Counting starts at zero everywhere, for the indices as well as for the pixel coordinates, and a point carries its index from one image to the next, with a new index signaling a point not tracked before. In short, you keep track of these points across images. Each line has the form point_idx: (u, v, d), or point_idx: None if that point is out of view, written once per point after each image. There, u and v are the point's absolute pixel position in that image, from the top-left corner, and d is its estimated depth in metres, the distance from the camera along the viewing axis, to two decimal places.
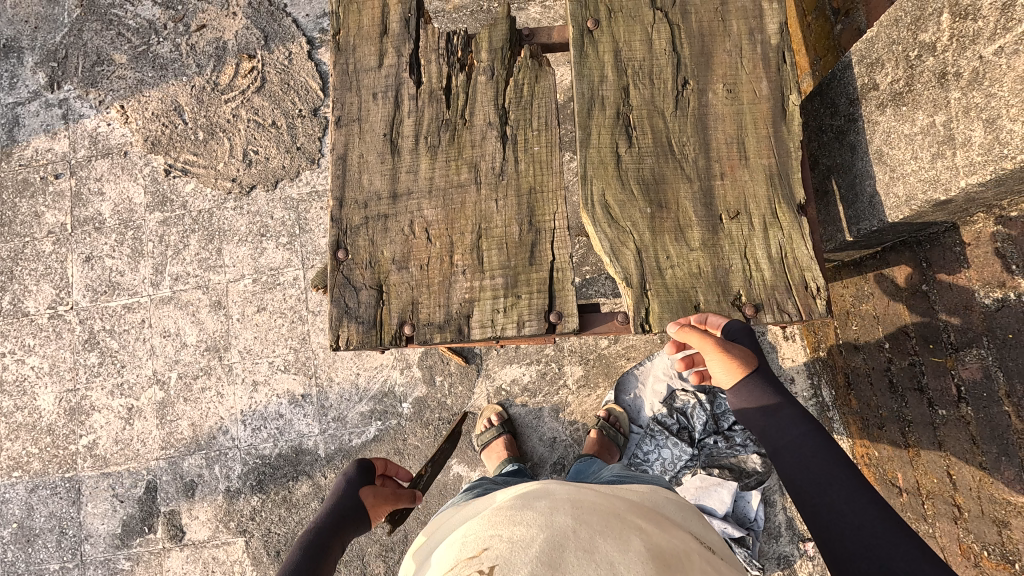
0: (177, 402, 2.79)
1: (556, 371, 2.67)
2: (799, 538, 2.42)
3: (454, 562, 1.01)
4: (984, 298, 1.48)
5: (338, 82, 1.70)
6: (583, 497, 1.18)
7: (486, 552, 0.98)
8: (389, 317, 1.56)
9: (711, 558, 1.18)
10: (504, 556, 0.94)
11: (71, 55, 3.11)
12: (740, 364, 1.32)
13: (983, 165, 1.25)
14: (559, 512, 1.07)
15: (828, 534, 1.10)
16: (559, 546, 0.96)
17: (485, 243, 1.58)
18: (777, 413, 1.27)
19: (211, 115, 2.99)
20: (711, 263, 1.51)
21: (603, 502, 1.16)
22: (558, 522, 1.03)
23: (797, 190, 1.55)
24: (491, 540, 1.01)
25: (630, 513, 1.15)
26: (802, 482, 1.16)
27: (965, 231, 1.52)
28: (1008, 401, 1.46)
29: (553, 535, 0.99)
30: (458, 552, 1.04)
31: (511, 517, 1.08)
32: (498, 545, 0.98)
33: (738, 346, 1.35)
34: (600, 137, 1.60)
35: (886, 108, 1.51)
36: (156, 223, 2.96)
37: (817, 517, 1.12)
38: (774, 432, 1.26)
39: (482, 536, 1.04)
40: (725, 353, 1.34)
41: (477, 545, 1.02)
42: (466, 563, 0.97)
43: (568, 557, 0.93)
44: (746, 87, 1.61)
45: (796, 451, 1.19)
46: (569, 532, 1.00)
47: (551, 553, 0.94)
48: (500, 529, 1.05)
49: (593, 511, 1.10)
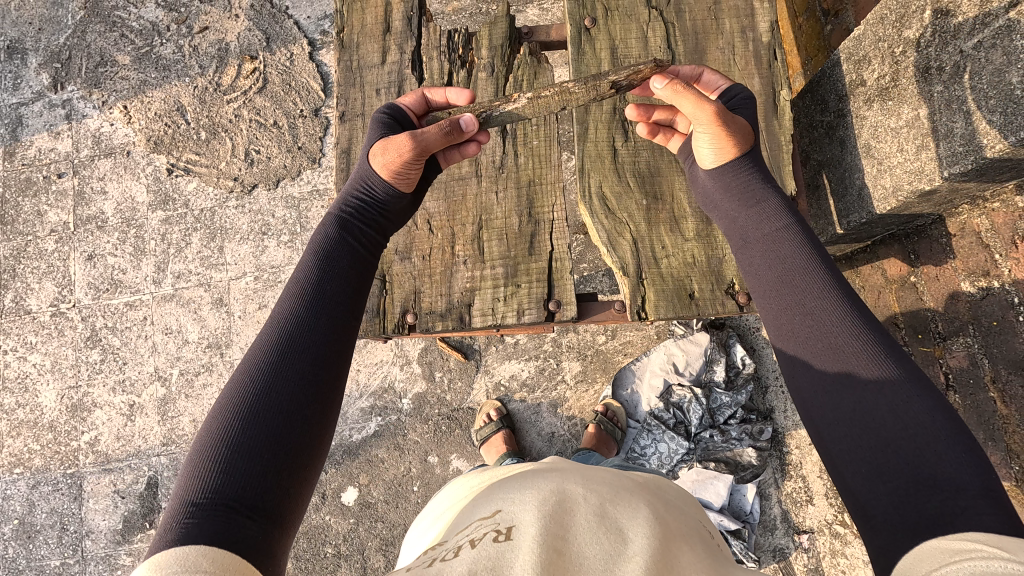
0: (179, 399, 2.82)
1: (554, 366, 2.71)
2: (794, 530, 2.46)
3: (469, 521, 1.08)
4: (970, 288, 1.53)
5: (342, 79, 1.74)
6: (591, 471, 1.25)
7: (501, 513, 1.04)
8: (392, 306, 1.59)
9: (709, 535, 1.25)
10: (518, 516, 1.00)
11: (74, 56, 3.15)
12: (733, 139, 1.39)
13: (965, 155, 1.30)
14: (569, 480, 1.14)
15: (855, 447, 1.03)
16: (570, 509, 1.03)
17: (486, 234, 1.62)
18: (829, 308, 1.17)
19: (213, 116, 3.03)
20: (705, 252, 1.55)
21: (609, 478, 1.23)
22: (569, 488, 1.10)
23: (789, 182, 1.60)
24: (505, 502, 1.08)
25: (636, 488, 1.22)
26: (839, 392, 1.08)
27: (950, 222, 1.57)
28: (993, 386, 1.51)
29: (564, 499, 1.06)
30: (473, 513, 1.11)
31: (524, 483, 1.15)
32: (511, 506, 1.05)
33: (734, 122, 1.40)
34: (597, 132, 1.64)
35: (873, 103, 1.56)
36: (158, 222, 2.99)
37: (848, 425, 1.05)
38: (819, 330, 1.16)
39: (496, 500, 1.11)
40: (722, 125, 1.38)
41: (492, 507, 1.08)
42: (481, 522, 1.04)
43: (578, 519, 1.00)
44: (739, 83, 1.66)
45: (835, 358, 1.11)
46: (578, 497, 1.07)
47: (563, 516, 1.01)
48: (511, 493, 1.11)
49: (601, 482, 1.17)
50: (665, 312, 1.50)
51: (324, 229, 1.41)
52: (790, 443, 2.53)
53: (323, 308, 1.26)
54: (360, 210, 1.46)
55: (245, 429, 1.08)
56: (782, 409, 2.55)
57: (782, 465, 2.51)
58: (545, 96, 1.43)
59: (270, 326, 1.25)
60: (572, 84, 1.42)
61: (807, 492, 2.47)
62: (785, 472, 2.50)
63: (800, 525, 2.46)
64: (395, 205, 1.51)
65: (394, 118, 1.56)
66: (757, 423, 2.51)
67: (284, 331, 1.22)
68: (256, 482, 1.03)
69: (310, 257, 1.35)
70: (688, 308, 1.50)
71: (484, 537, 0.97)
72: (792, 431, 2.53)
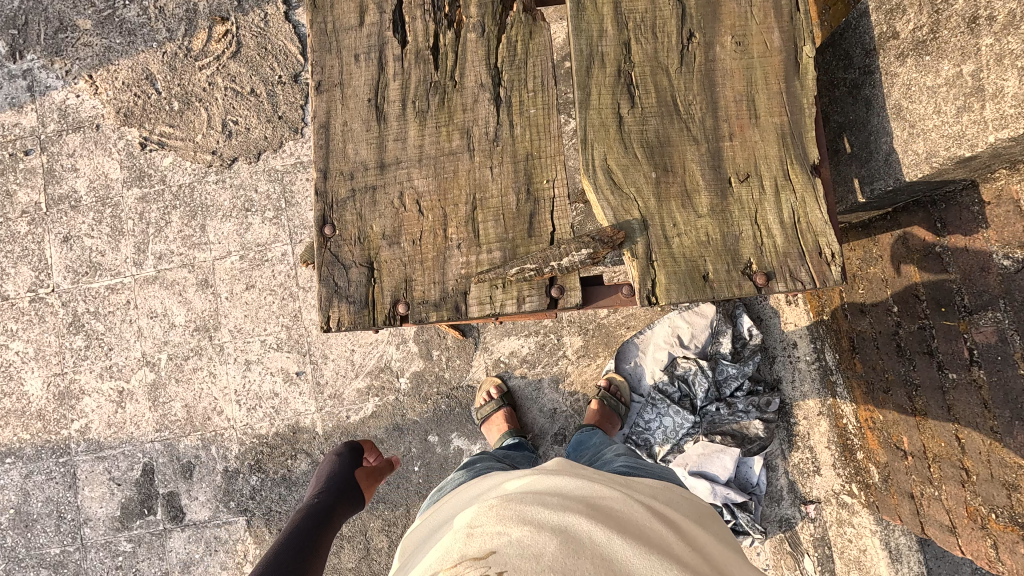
0: (169, 384, 2.73)
1: (555, 342, 2.61)
2: (800, 500, 2.42)
3: (457, 556, 0.99)
4: (1003, 260, 1.45)
5: (316, 43, 1.57)
6: (594, 500, 1.19)
7: (493, 553, 0.96)
8: (381, 295, 1.48)
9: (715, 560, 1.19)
10: (513, 563, 0.92)
11: (31, 21, 2.90)
12: None
13: (1015, 117, 1.23)
14: (573, 518, 1.06)
15: None
16: (572, 556, 0.95)
17: (481, 214, 1.49)
18: None
19: (185, 84, 2.82)
20: (720, 229, 1.44)
21: (614, 509, 1.16)
22: (572, 531, 1.02)
23: (811, 149, 1.47)
24: (498, 539, 1.00)
25: (643, 519, 1.16)
26: None
27: (985, 188, 1.49)
28: (1022, 363, 1.45)
29: (566, 544, 0.98)
30: (461, 545, 1.03)
31: (520, 515, 1.07)
32: (505, 546, 0.97)
33: None
34: (600, 97, 1.49)
35: (906, 58, 1.49)
36: (135, 200, 2.84)
37: None
38: None
39: (486, 533, 1.02)
40: None
41: (483, 541, 1.00)
42: (471, 563, 0.95)
43: (582, 568, 0.92)
44: (756, 38, 1.51)
45: None
46: (581, 544, 0.99)
47: (565, 563, 0.93)
48: (507, 527, 1.03)
49: (605, 518, 1.10)
50: (676, 296, 1.39)
51: (328, 465, 2.10)
52: (798, 414, 2.43)
53: (315, 513, 1.82)
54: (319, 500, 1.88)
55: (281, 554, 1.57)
56: (790, 379, 2.45)
57: (789, 436, 2.44)
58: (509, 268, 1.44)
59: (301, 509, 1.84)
60: (531, 263, 1.42)
61: (814, 463, 2.40)
62: (791, 443, 2.43)
63: (806, 495, 2.41)
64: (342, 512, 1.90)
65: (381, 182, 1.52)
66: (764, 394, 2.43)
67: (306, 510, 1.83)
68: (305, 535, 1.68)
69: (320, 481, 2.01)
70: (701, 291, 1.39)
71: None
72: (799, 402, 2.43)
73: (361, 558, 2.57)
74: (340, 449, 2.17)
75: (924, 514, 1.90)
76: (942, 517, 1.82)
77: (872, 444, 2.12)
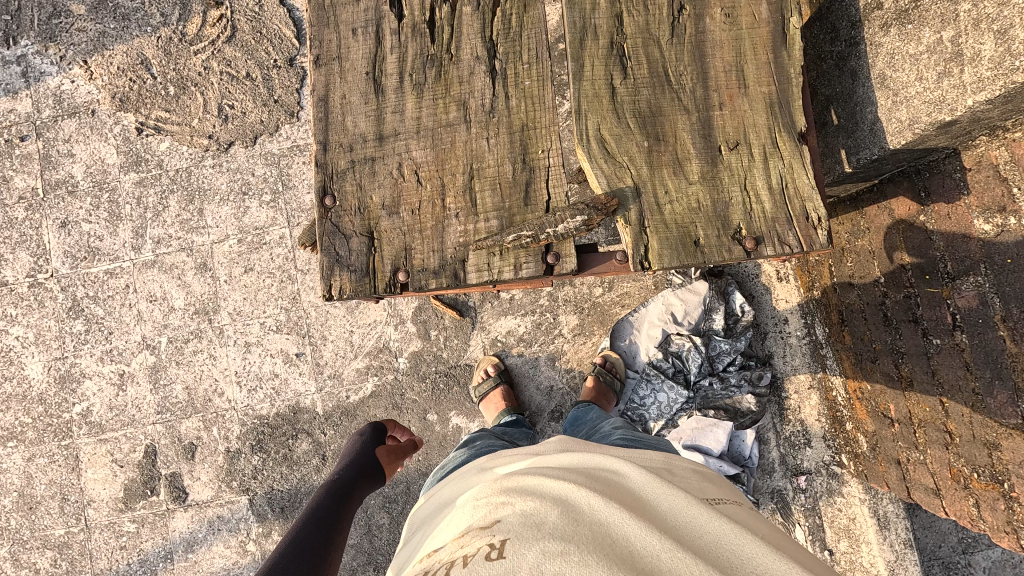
0: (169, 366, 2.76)
1: (551, 321, 2.65)
2: (791, 472, 2.45)
3: (463, 531, 1.01)
4: (983, 224, 1.50)
5: (314, 18, 1.60)
6: (595, 476, 1.21)
7: (497, 523, 0.98)
8: (381, 265, 1.52)
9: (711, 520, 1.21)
10: (516, 530, 0.94)
11: (25, 5, 2.89)
12: None
13: (992, 81, 1.28)
14: (572, 489, 1.08)
15: None
16: (571, 521, 0.97)
17: (478, 184, 1.53)
18: None
19: (180, 69, 2.82)
20: (711, 196, 1.48)
21: (613, 482, 1.19)
22: (572, 500, 1.05)
23: (799, 117, 1.51)
24: (501, 512, 1.02)
25: (641, 488, 1.18)
26: None
27: (967, 155, 1.54)
28: (1003, 326, 1.50)
29: (566, 512, 1.00)
30: (468, 521, 1.05)
31: (522, 491, 1.10)
32: (509, 518, 0.99)
33: None
34: (593, 69, 1.53)
35: (890, 27, 1.54)
36: (132, 184, 2.85)
37: None
38: None
39: (492, 508, 1.05)
40: None
41: (488, 516, 1.03)
42: (477, 533, 0.97)
43: (581, 531, 0.94)
44: (745, 11, 1.55)
45: None
46: (582, 511, 1.01)
47: (566, 528, 0.95)
48: (512, 501, 1.05)
49: (604, 489, 1.12)
50: (670, 260, 1.43)
51: (354, 443, 2.11)
52: (789, 388, 2.48)
53: (336, 493, 1.82)
54: (342, 478, 1.89)
55: (299, 540, 1.57)
56: (782, 354, 2.49)
57: (781, 410, 2.48)
58: (507, 240, 1.48)
59: (323, 487, 1.84)
60: (527, 233, 1.47)
61: (805, 436, 2.45)
62: (784, 417, 2.48)
63: (797, 467, 2.45)
64: (361, 490, 1.90)
65: (383, 155, 1.55)
66: (756, 368, 2.46)
67: (328, 488, 1.83)
68: (323, 519, 1.68)
69: (345, 459, 2.02)
70: (693, 256, 1.43)
71: (478, 551, 0.90)
72: (791, 376, 2.47)
73: (364, 533, 2.61)
74: (363, 429, 2.20)
75: (911, 479, 1.96)
76: (928, 480, 1.88)
77: (860, 414, 2.18)
